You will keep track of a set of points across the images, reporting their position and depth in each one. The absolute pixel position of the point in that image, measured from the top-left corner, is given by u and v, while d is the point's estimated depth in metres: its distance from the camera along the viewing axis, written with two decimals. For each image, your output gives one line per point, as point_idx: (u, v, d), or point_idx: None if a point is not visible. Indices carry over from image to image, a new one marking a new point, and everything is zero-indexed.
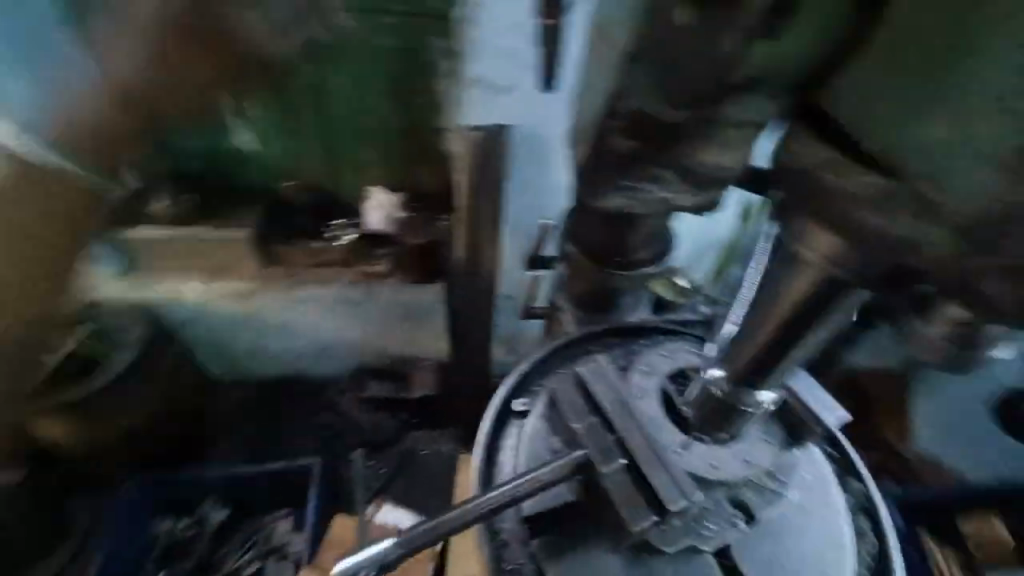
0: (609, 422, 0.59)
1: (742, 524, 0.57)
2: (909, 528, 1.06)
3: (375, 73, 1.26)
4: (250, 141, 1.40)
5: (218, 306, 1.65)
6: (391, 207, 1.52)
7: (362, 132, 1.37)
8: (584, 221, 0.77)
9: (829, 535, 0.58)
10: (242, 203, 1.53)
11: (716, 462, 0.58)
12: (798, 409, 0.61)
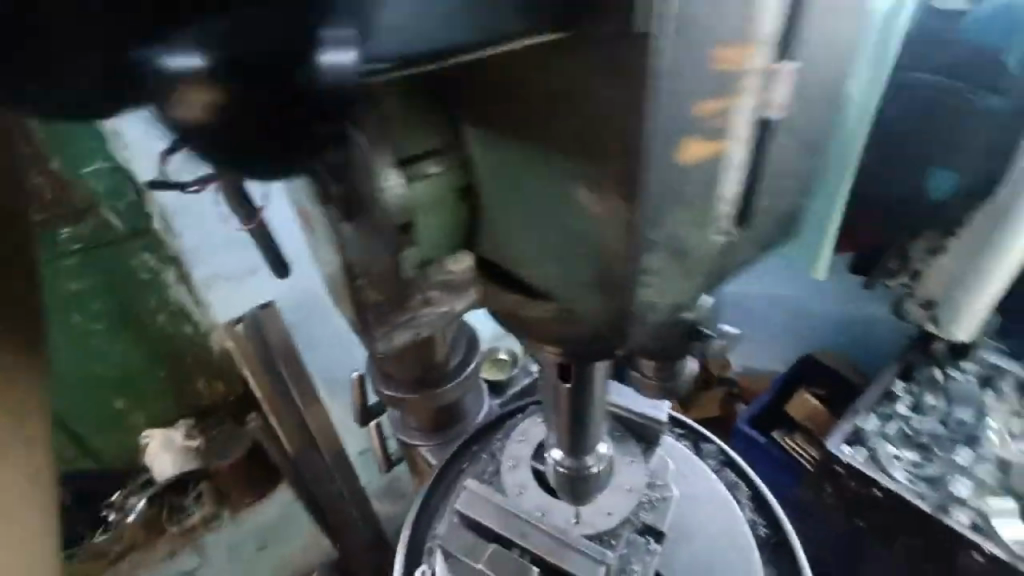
0: (505, 537, 0.57)
1: (655, 548, 0.60)
2: (763, 438, 1.34)
3: (73, 308, 1.15)
4: None
5: None
6: (183, 442, 1.28)
7: (91, 380, 1.20)
8: (392, 361, 0.77)
9: (717, 503, 0.65)
10: None
11: (608, 508, 0.61)
12: (633, 418, 0.67)
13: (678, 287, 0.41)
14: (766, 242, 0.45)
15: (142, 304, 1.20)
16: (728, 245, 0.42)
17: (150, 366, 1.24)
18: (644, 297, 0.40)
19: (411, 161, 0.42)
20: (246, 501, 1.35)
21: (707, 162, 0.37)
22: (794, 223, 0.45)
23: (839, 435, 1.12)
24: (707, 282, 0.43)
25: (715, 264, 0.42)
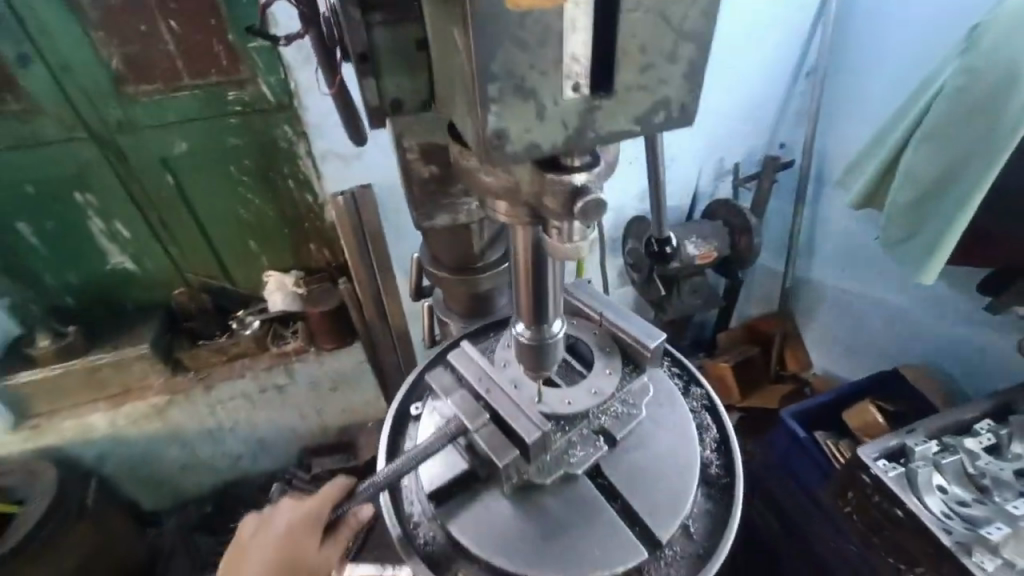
0: (476, 390, 0.67)
1: (603, 447, 0.67)
2: (805, 434, 1.29)
3: (224, 160, 1.39)
4: (127, 263, 1.50)
5: (128, 446, 1.59)
6: (292, 287, 1.58)
7: (236, 223, 1.50)
8: (440, 243, 0.88)
9: (681, 433, 0.70)
10: (124, 328, 1.54)
11: (569, 399, 0.66)
12: (628, 341, 0.72)
13: (529, 126, 0.39)
14: (637, 115, 0.41)
15: (277, 169, 1.43)
16: (586, 106, 0.40)
17: (277, 221, 1.52)
18: (492, 125, 0.38)
19: (364, 10, 0.48)
20: (327, 347, 1.62)
21: (538, 15, 0.35)
22: (671, 104, 0.41)
23: (878, 446, 1.05)
24: (569, 135, 0.40)
25: (576, 119, 0.40)
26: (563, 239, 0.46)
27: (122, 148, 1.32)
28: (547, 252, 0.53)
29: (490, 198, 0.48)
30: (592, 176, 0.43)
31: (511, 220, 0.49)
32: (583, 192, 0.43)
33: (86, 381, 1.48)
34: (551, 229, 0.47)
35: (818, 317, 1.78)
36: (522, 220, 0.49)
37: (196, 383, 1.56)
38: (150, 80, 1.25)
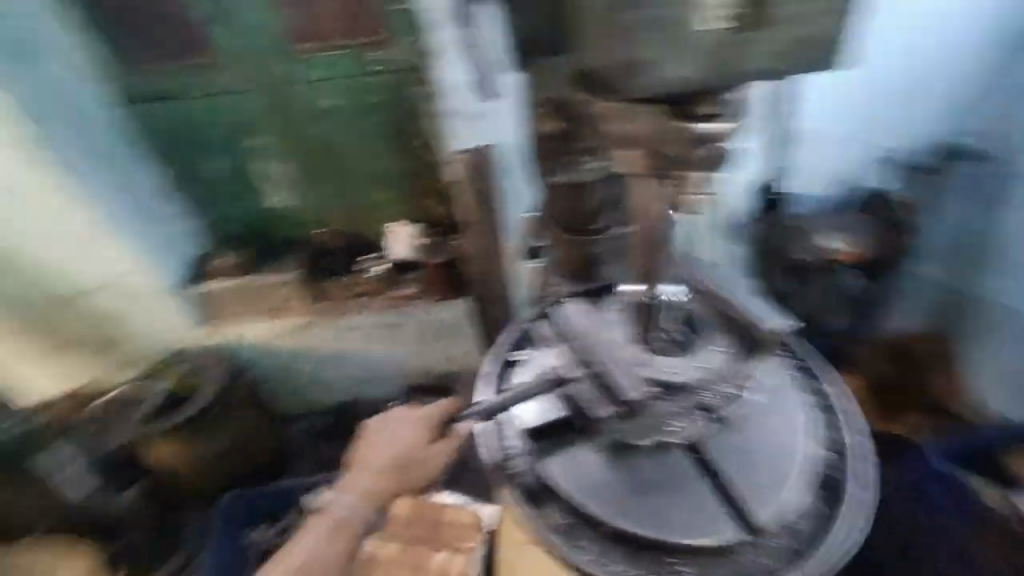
0: (580, 344, 0.69)
1: (705, 423, 0.66)
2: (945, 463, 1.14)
3: (368, 115, 1.55)
4: (284, 203, 1.73)
5: (266, 360, 1.86)
6: (414, 238, 1.73)
7: (372, 173, 1.67)
8: (556, 202, 0.89)
9: (788, 426, 0.69)
10: (275, 258, 1.79)
11: (675, 369, 0.66)
12: (746, 321, 0.69)
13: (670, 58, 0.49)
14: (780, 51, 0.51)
15: (412, 125, 1.57)
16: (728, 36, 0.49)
17: (403, 175, 1.67)
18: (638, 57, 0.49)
19: None
20: (437, 297, 1.76)
21: None
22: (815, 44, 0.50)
23: None
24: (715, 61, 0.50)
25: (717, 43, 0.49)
26: None
27: (288, 100, 1.52)
28: None
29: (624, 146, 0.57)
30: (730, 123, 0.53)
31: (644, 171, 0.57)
32: None
33: (244, 297, 1.73)
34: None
35: None
36: None
37: (326, 312, 1.77)
38: (314, 41, 1.45)
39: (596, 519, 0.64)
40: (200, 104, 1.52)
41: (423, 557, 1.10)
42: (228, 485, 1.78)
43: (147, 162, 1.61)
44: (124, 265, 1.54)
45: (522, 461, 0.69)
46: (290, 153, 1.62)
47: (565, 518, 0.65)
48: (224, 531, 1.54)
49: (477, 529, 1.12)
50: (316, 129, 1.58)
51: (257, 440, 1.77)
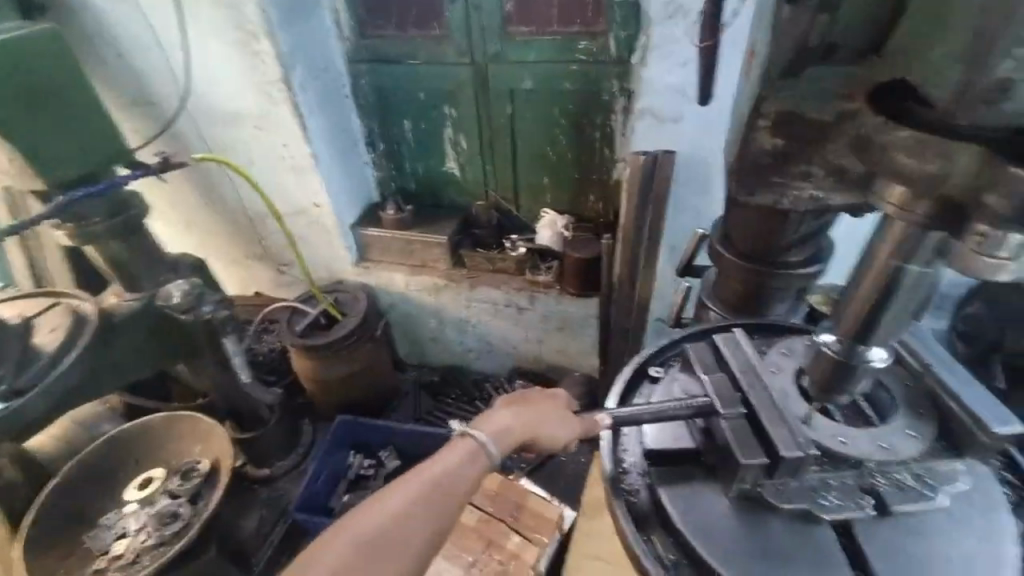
0: (738, 380, 0.62)
1: (868, 509, 0.54)
2: None
3: (553, 102, 1.59)
4: (455, 170, 1.87)
5: (404, 307, 2.05)
6: (562, 228, 1.75)
7: (542, 158, 1.72)
8: (740, 227, 0.83)
9: (988, 552, 0.53)
10: (434, 218, 1.95)
11: (846, 439, 0.57)
12: (961, 417, 0.57)
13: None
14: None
15: (592, 118, 1.59)
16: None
17: (572, 164, 1.70)
18: (1000, 76, 0.34)
19: None
20: (570, 291, 1.77)
21: None
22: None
23: None
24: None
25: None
26: (982, 252, 0.37)
27: (489, 74, 1.61)
28: (911, 265, 0.44)
29: (889, 181, 0.42)
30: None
31: (900, 214, 0.42)
32: None
33: (401, 247, 1.91)
34: (967, 236, 0.38)
35: None
36: (918, 219, 0.41)
37: (464, 278, 1.88)
38: (528, 23, 1.49)
39: (706, 568, 0.55)
40: (411, 68, 1.68)
41: (500, 535, 1.11)
42: (343, 409, 1.95)
43: (357, 112, 1.82)
44: (320, 196, 1.77)
45: (638, 479, 0.65)
46: (473, 125, 1.73)
47: (669, 555, 0.58)
48: (334, 445, 1.74)
49: (557, 526, 1.12)
50: (503, 108, 1.66)
51: (378, 377, 1.95)
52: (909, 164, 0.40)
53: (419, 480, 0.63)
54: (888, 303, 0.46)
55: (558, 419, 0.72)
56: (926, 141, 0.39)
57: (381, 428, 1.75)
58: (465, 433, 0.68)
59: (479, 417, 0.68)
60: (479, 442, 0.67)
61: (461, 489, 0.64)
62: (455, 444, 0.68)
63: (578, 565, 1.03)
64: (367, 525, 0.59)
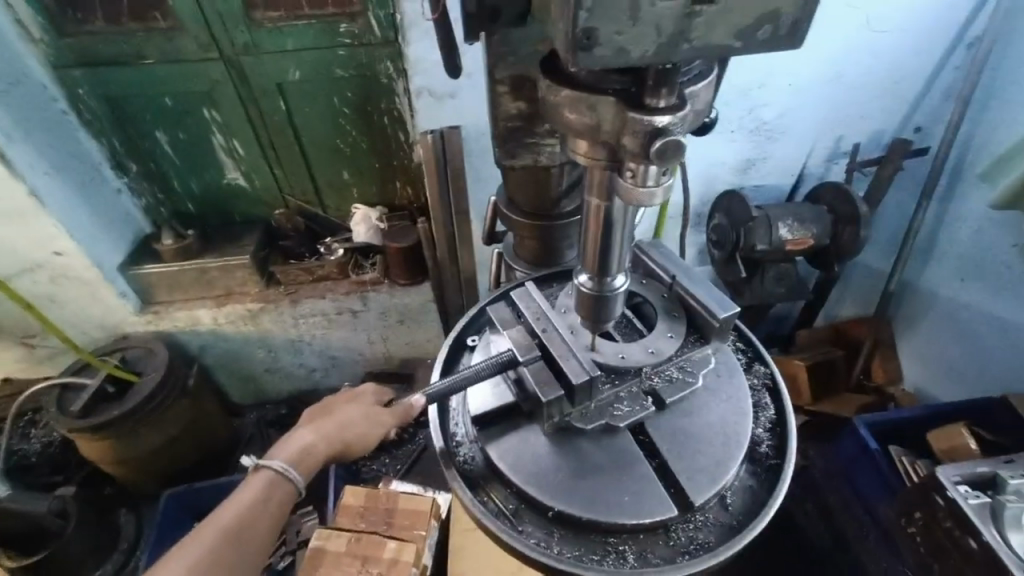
0: (532, 328, 0.68)
1: (650, 407, 0.66)
2: (876, 446, 1.19)
3: (329, 91, 1.48)
4: (240, 179, 1.66)
5: (220, 344, 1.79)
6: (376, 221, 1.68)
7: (335, 152, 1.61)
8: (518, 189, 0.89)
9: (734, 406, 0.67)
10: (230, 237, 1.72)
11: (623, 354, 0.66)
12: (698, 309, 0.70)
13: (620, 28, 0.37)
14: (739, 28, 0.38)
15: (375, 103, 1.51)
16: (683, 11, 0.36)
17: (368, 153, 1.62)
18: (582, 23, 0.37)
19: None
20: (400, 282, 1.72)
21: None
22: (780, 17, 0.37)
23: (961, 470, 0.96)
24: (662, 43, 0.37)
25: (671, 26, 0.37)
26: (637, 183, 0.44)
27: (244, 68, 1.42)
28: (617, 202, 0.51)
29: (572, 136, 0.48)
30: (677, 118, 0.41)
31: (589, 162, 0.48)
32: (662, 134, 0.41)
33: (194, 279, 1.65)
34: (625, 172, 0.45)
35: (907, 338, 1.65)
36: (599, 163, 0.48)
37: (283, 295, 1.71)
38: (276, 8, 1.34)
39: (536, 502, 0.60)
40: (145, 70, 1.40)
41: (375, 548, 1.06)
42: (173, 478, 1.66)
43: (84, 130, 1.48)
44: (61, 243, 1.42)
45: (470, 446, 0.67)
46: (245, 126, 1.53)
47: (507, 503, 0.62)
48: (167, 525, 1.48)
49: (431, 515, 1.11)
50: (274, 104, 1.49)
51: (207, 431, 1.69)
52: (573, 117, 0.45)
53: (218, 523, 0.71)
54: (611, 239, 0.54)
55: (371, 417, 0.79)
56: (576, 99, 0.44)
57: (224, 486, 1.53)
58: (262, 467, 0.76)
59: (276, 448, 0.76)
60: (278, 470, 0.75)
61: (268, 517, 0.74)
62: (256, 478, 0.76)
63: (459, 545, 1.05)
64: None
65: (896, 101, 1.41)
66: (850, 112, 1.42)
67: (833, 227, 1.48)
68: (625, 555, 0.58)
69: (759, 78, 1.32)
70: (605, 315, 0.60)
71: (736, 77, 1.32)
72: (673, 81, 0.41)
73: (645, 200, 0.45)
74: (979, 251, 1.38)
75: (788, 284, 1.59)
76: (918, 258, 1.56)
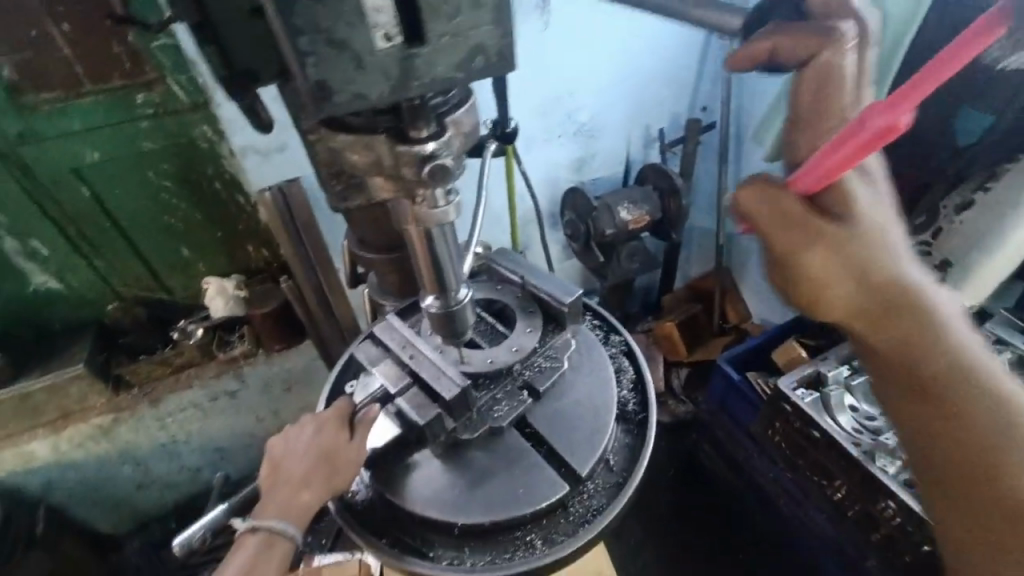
0: (401, 357, 0.69)
1: (527, 399, 0.71)
2: (737, 376, 1.39)
3: (139, 168, 1.17)
4: (53, 283, 1.28)
5: (68, 481, 1.44)
6: (234, 291, 1.37)
7: (156, 229, 1.27)
8: (365, 227, 0.89)
9: (597, 376, 0.75)
10: (53, 355, 1.33)
11: (490, 357, 0.70)
12: (548, 300, 0.77)
13: (350, 77, 0.40)
14: (455, 62, 0.41)
15: (201, 170, 1.21)
16: (401, 55, 0.40)
17: (207, 225, 1.30)
18: (313, 78, 0.39)
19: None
20: (278, 347, 1.44)
21: None
22: (486, 49, 0.42)
23: (795, 377, 1.13)
24: (393, 85, 0.41)
25: (396, 69, 0.40)
26: (429, 206, 0.47)
27: (26, 162, 1.10)
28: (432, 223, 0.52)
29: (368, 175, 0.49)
30: (441, 143, 0.45)
31: (392, 194, 0.49)
32: (431, 158, 0.45)
33: (18, 409, 1.28)
34: (416, 198, 0.48)
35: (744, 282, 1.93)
36: (397, 194, 0.48)
37: (139, 398, 1.39)
38: (46, 87, 1.03)
39: (438, 523, 0.62)
40: None
41: None
42: None
43: None
44: None
45: (365, 490, 0.67)
46: (23, 239, 1.19)
47: (416, 537, 0.63)
48: None
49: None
50: (40, 199, 1.15)
51: None
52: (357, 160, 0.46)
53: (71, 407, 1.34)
54: (437, 253, 0.54)
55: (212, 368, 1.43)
56: (352, 141, 0.45)
57: None
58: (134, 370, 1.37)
59: (156, 387, 1.40)
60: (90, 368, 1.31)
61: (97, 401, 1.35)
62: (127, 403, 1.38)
63: None
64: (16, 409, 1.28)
65: (680, 80, 1.67)
66: (647, 100, 1.65)
67: (664, 201, 1.69)
68: (534, 544, 0.62)
69: (568, 78, 1.48)
70: (452, 317, 0.60)
71: (548, 86, 1.48)
72: (427, 110, 0.44)
73: (438, 221, 0.48)
74: None
75: (642, 259, 1.78)
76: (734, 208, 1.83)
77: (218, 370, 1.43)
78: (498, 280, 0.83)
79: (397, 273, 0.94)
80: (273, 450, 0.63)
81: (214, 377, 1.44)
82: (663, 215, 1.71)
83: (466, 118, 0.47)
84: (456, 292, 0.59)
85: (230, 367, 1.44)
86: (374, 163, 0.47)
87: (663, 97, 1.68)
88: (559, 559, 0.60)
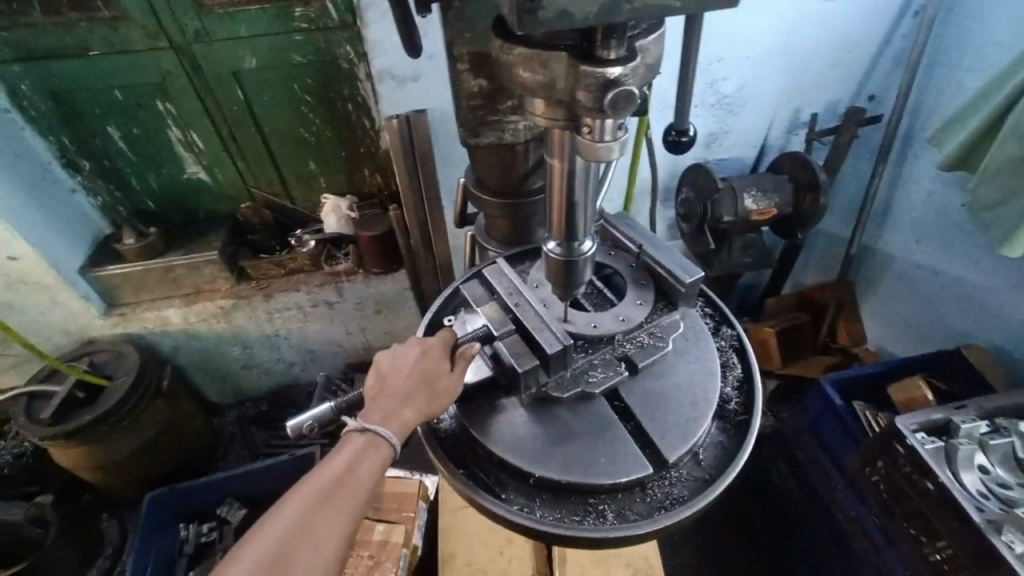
0: (506, 303, 0.68)
1: (623, 371, 0.68)
2: (840, 402, 1.26)
3: (286, 79, 1.24)
4: (202, 174, 1.43)
5: (190, 349, 1.65)
6: (347, 210, 1.45)
7: (292, 140, 1.36)
8: (487, 168, 0.88)
9: (702, 366, 0.70)
10: (193, 237, 1.51)
11: (595, 323, 0.68)
12: (665, 276, 0.72)
13: None
14: None
15: (337, 90, 1.27)
16: None
17: (334, 142, 1.37)
18: None
19: None
20: (378, 270, 1.51)
21: None
22: None
23: (917, 419, 1.00)
24: (602, 4, 0.37)
25: None
26: (595, 138, 0.44)
27: (196, 59, 1.20)
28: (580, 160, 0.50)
29: (528, 96, 0.47)
30: (628, 69, 0.41)
31: (547, 122, 0.47)
32: (614, 86, 0.41)
33: (161, 279, 1.47)
34: (582, 128, 0.45)
35: (866, 302, 1.72)
36: (559, 123, 0.46)
37: (255, 290, 1.52)
38: None
39: (516, 469, 0.63)
40: (66, 65, 1.18)
41: (364, 531, 1.08)
42: (145, 489, 1.55)
43: (30, 127, 1.27)
44: (17, 248, 1.26)
45: (450, 422, 0.69)
46: (184, 130, 1.33)
47: (491, 475, 0.64)
48: (150, 532, 1.30)
49: (420, 496, 1.14)
50: (202, 97, 1.26)
51: (188, 439, 1.57)
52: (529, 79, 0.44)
53: (202, 287, 1.52)
54: (573, 195, 0.52)
55: (318, 280, 1.53)
56: (529, 57, 0.44)
57: (211, 482, 1.37)
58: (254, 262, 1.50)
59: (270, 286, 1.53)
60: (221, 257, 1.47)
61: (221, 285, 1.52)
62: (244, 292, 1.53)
63: (449, 523, 1.12)
64: (160, 279, 1.48)
65: (854, 58, 1.44)
66: (807, 78, 1.46)
67: (798, 195, 1.52)
68: (605, 514, 0.61)
69: (723, 41, 1.34)
70: (574, 268, 0.57)
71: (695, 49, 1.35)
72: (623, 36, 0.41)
73: (600, 156, 0.45)
74: (945, 207, 1.41)
75: (755, 253, 1.65)
76: (878, 217, 1.61)
77: (321, 281, 1.53)
78: (611, 245, 0.79)
79: (506, 220, 0.93)
80: (376, 364, 0.66)
81: (317, 290, 1.53)
82: (793, 210, 1.54)
83: (652, 55, 0.43)
84: (582, 241, 0.56)
85: (333, 280, 1.53)
86: (545, 85, 0.44)
87: (828, 77, 1.47)
88: (629, 536, 0.58)
